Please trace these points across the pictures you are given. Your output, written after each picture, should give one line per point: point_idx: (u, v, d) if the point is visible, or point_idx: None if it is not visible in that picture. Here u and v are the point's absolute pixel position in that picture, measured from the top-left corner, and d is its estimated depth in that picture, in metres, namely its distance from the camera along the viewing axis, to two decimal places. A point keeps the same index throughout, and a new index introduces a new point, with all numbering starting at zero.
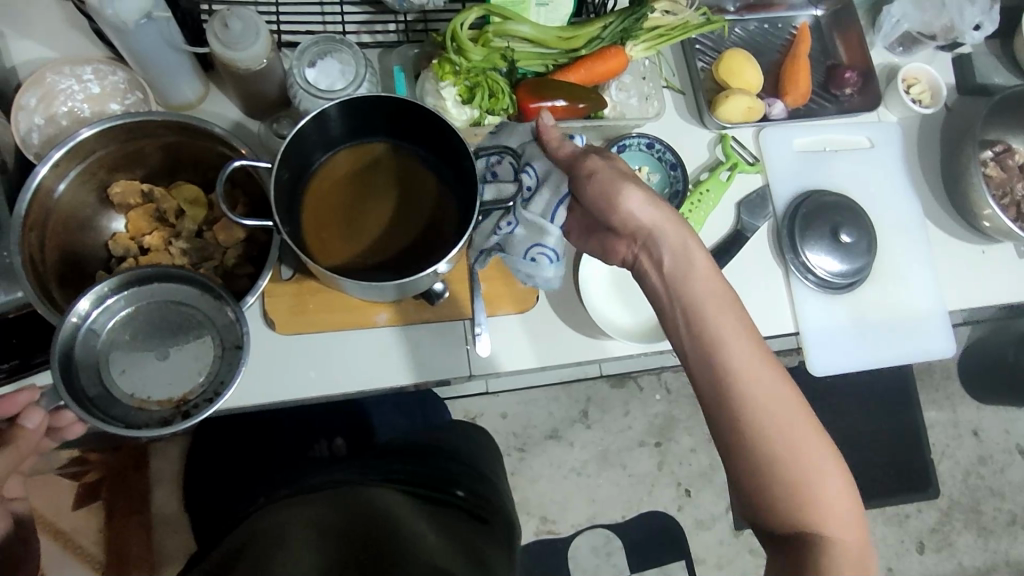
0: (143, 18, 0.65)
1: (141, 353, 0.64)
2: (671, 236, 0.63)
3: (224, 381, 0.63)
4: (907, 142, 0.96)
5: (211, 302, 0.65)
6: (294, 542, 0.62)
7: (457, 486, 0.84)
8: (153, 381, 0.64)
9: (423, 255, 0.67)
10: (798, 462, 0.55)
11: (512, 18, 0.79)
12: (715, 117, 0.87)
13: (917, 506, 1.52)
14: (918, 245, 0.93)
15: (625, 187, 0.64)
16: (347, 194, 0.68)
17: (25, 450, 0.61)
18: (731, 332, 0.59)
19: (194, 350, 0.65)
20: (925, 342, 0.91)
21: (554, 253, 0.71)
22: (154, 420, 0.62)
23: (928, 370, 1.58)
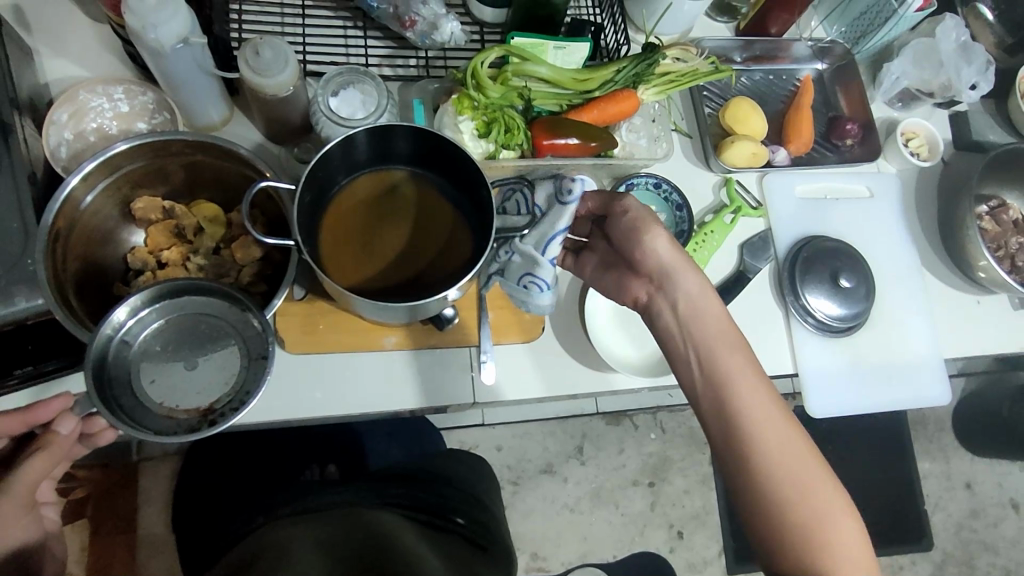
0: (179, 43, 0.68)
1: (170, 363, 0.65)
2: (692, 275, 0.65)
3: (249, 390, 0.64)
4: (904, 194, 0.99)
5: (237, 313, 0.67)
6: (306, 561, 0.62)
7: (454, 513, 0.84)
8: (181, 390, 0.65)
9: (437, 279, 0.69)
10: (805, 499, 0.57)
11: (531, 59, 0.82)
12: (721, 161, 0.90)
13: (909, 558, 1.51)
14: (916, 292, 0.95)
15: (654, 228, 0.66)
16: (366, 216, 0.70)
17: (56, 456, 0.61)
18: (742, 372, 0.61)
19: (221, 361, 0.66)
20: (921, 388, 0.92)
21: (542, 283, 0.71)
22: (178, 427, 0.63)
23: (921, 420, 1.59)
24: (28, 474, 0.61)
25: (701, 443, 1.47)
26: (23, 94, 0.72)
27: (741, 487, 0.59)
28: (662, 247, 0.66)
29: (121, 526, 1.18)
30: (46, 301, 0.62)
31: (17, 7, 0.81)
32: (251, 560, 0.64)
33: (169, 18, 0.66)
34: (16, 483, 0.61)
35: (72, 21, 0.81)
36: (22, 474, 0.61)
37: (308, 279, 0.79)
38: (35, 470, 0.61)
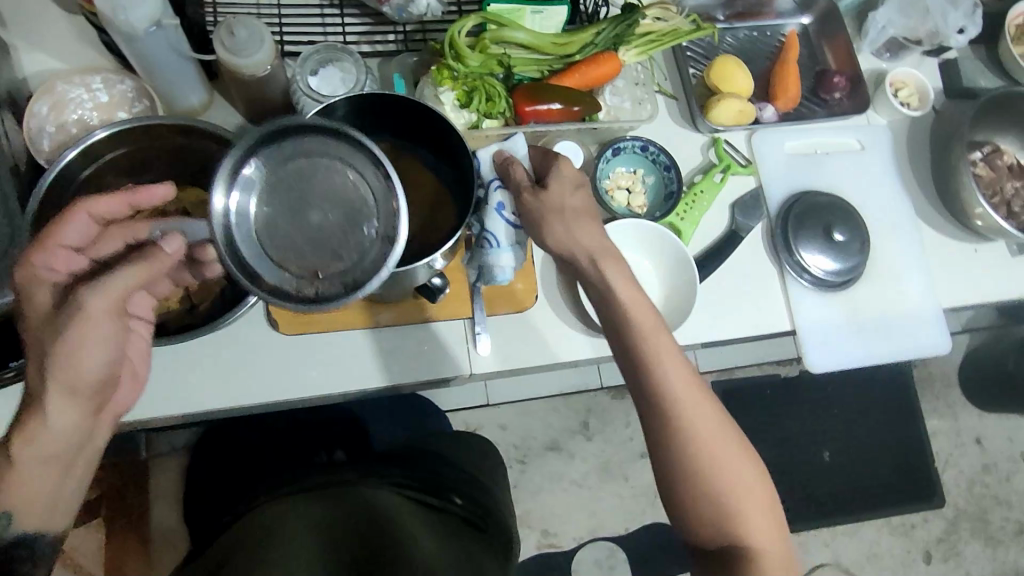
0: (151, 26, 0.67)
1: (295, 217, 0.58)
2: (598, 268, 0.65)
3: (368, 270, 0.57)
4: (895, 143, 0.98)
5: (372, 177, 0.59)
6: (296, 534, 0.64)
7: (452, 493, 0.83)
8: (300, 250, 0.57)
9: (425, 243, 0.69)
10: (722, 475, 0.62)
11: (508, 25, 0.81)
12: (708, 121, 0.89)
13: (922, 516, 1.51)
14: (913, 243, 0.94)
15: (576, 220, 0.66)
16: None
17: (156, 271, 0.57)
18: (665, 354, 0.63)
19: (344, 221, 0.58)
20: (919, 339, 0.92)
21: (495, 238, 0.70)
22: (286, 287, 0.57)
23: (928, 378, 1.58)
24: (125, 278, 0.55)
25: None
26: None
27: (662, 463, 0.63)
28: (584, 237, 0.65)
29: (133, 522, 1.19)
30: None
31: None
32: (237, 543, 0.64)
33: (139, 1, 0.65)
34: (110, 281, 0.54)
35: (47, 14, 0.81)
36: (117, 278, 0.55)
37: None
38: (130, 277, 0.55)
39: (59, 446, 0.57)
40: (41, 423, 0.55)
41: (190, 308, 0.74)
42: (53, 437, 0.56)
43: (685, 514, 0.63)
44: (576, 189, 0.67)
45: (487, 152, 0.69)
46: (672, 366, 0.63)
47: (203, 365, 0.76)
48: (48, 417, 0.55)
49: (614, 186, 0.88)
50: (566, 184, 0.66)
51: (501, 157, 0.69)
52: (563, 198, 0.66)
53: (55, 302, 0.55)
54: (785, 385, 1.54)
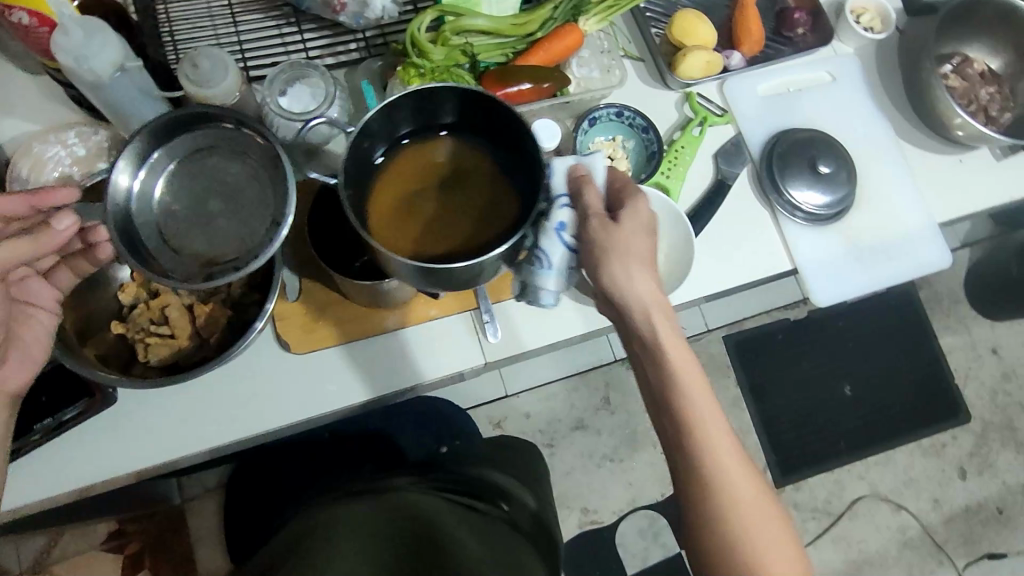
0: (116, 71, 0.68)
1: (196, 207, 0.64)
2: (648, 321, 0.64)
3: (254, 254, 0.61)
4: (865, 68, 0.99)
5: (261, 160, 0.63)
6: (342, 548, 0.63)
7: (502, 498, 0.84)
8: (196, 237, 0.63)
9: (491, 242, 0.64)
10: (741, 513, 0.61)
11: (465, 14, 0.81)
12: (677, 77, 0.90)
13: (950, 434, 1.52)
14: (898, 164, 0.95)
15: (627, 258, 0.64)
16: (410, 193, 0.67)
17: (46, 246, 0.59)
18: (691, 380, 0.63)
19: (237, 207, 0.63)
20: (919, 256, 0.93)
21: (548, 261, 0.68)
22: (177, 272, 0.61)
23: (935, 297, 1.59)
24: (7, 251, 0.57)
25: (723, 367, 1.51)
26: None
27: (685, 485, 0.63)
28: (636, 278, 0.64)
29: (179, 566, 1.24)
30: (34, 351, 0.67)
31: None
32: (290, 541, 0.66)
33: (99, 48, 0.65)
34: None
35: (11, 79, 0.81)
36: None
37: (299, 278, 0.80)
38: (12, 251, 0.58)
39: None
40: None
41: (202, 343, 0.75)
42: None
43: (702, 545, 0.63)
44: (643, 232, 0.66)
45: (563, 163, 0.68)
46: (700, 398, 0.62)
47: (222, 395, 0.77)
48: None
49: None
50: (634, 225, 0.66)
51: (574, 173, 0.68)
52: (626, 241, 0.65)
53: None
54: (796, 327, 1.55)
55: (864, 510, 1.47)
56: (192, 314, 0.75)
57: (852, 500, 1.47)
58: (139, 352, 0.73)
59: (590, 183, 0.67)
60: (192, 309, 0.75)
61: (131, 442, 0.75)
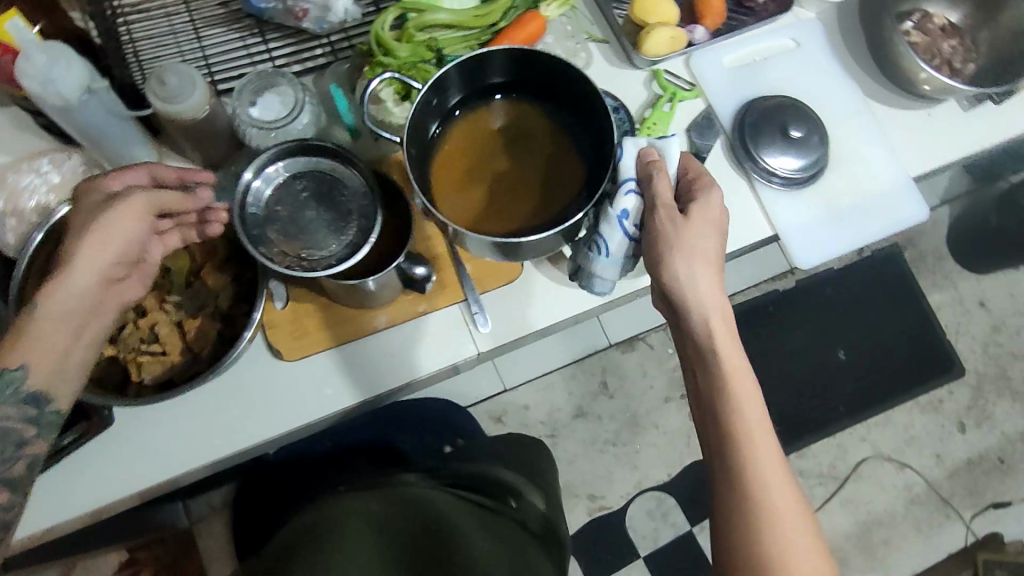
0: (83, 93, 0.68)
1: (296, 213, 0.72)
2: (704, 317, 0.66)
3: (342, 259, 0.70)
4: (827, 32, 1.00)
5: (358, 186, 0.73)
6: (354, 535, 0.63)
7: (510, 496, 0.85)
8: (294, 237, 0.72)
9: (564, 200, 0.75)
10: (760, 483, 0.60)
11: (427, 10, 0.83)
12: (643, 55, 0.90)
13: (946, 389, 1.54)
14: (868, 123, 0.96)
15: (689, 254, 0.66)
16: (476, 161, 0.77)
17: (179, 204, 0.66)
18: (730, 354, 0.65)
19: (330, 218, 0.72)
20: (896, 212, 0.94)
21: (608, 247, 0.74)
22: (275, 259, 0.70)
23: (919, 256, 1.61)
24: (159, 197, 0.65)
25: None
26: None
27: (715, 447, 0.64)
28: (699, 275, 0.66)
29: None
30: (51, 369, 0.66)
31: None
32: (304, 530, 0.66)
33: (65, 72, 0.66)
34: (137, 196, 0.63)
35: None
36: (151, 196, 0.64)
37: (286, 286, 0.80)
38: (160, 199, 0.65)
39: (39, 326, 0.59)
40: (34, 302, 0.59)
41: (194, 357, 0.75)
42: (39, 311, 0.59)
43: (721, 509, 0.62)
44: (711, 229, 0.68)
45: (635, 145, 0.70)
46: (741, 383, 0.64)
47: (218, 408, 0.77)
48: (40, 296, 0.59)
49: None
50: (705, 225, 0.68)
51: (645, 160, 0.70)
52: (697, 241, 0.67)
53: (98, 204, 0.64)
54: (785, 297, 1.56)
55: (868, 471, 1.48)
56: (181, 329, 0.75)
57: (855, 462, 1.49)
58: (132, 372, 0.73)
59: (663, 175, 0.69)
60: (182, 324, 0.75)
61: (132, 462, 0.75)
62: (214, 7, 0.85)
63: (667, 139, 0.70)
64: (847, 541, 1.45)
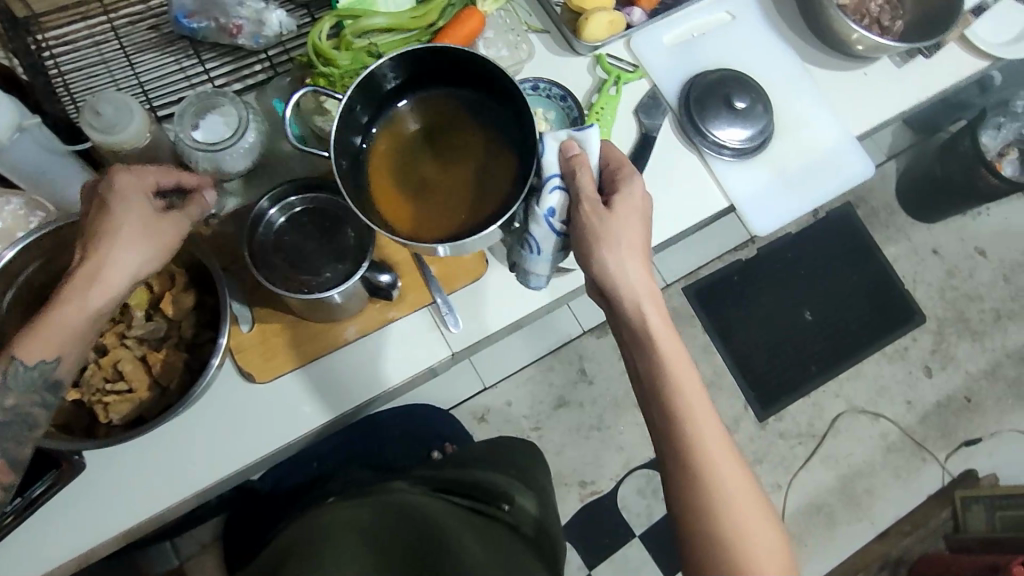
0: (14, 132, 0.66)
1: (298, 244, 0.73)
2: (637, 308, 0.65)
3: (330, 289, 0.71)
4: (760, 2, 1.02)
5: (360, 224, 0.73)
6: (346, 547, 0.64)
7: (502, 500, 0.85)
8: (291, 266, 0.72)
9: (501, 189, 0.69)
10: (710, 453, 0.61)
11: (363, 15, 0.82)
12: (584, 42, 0.91)
13: (910, 337, 1.59)
14: (807, 87, 0.98)
15: (616, 246, 0.65)
16: (403, 164, 0.71)
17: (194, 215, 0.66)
18: (665, 334, 0.65)
19: (329, 252, 0.73)
20: (843, 171, 0.96)
21: (539, 245, 0.72)
22: (271, 281, 0.71)
23: (871, 212, 1.66)
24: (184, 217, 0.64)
25: (687, 317, 1.54)
26: None
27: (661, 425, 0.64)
28: (629, 267, 0.65)
29: None
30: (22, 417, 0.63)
31: None
32: (293, 544, 0.67)
33: None
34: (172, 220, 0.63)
35: None
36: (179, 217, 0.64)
37: (250, 309, 0.79)
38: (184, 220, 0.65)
39: (78, 332, 0.61)
40: (78, 309, 0.60)
41: (163, 391, 0.74)
42: (83, 317, 0.60)
43: (673, 481, 0.62)
44: (636, 219, 0.67)
45: (556, 137, 0.67)
46: (681, 373, 0.64)
47: (194, 439, 0.76)
48: (83, 308, 0.60)
49: None
50: (631, 213, 0.66)
51: (568, 155, 0.67)
52: (624, 231, 0.66)
53: (140, 212, 0.61)
54: (749, 266, 1.59)
55: (845, 425, 1.52)
56: (146, 364, 0.73)
57: (832, 418, 1.52)
58: (100, 414, 0.71)
59: (585, 166, 0.66)
60: (146, 360, 0.73)
61: (110, 503, 0.74)
62: (145, 31, 0.82)
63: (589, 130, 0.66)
64: (832, 495, 1.49)
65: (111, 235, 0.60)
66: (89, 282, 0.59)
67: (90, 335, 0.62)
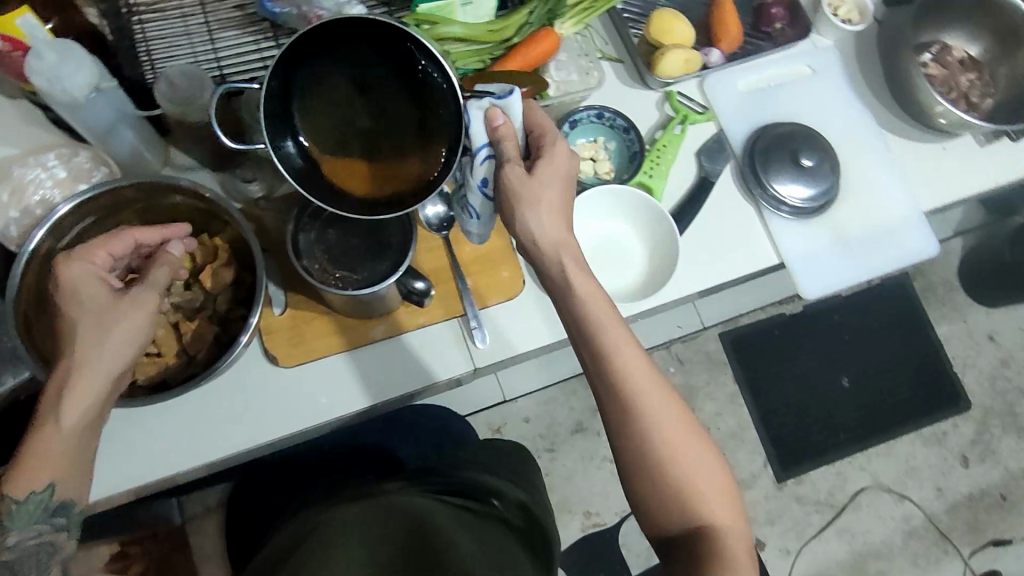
0: (92, 91, 0.68)
1: (343, 237, 0.74)
2: (562, 269, 0.64)
3: (376, 284, 0.71)
4: (845, 61, 0.99)
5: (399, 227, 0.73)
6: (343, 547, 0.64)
7: (491, 495, 0.83)
8: (336, 259, 0.73)
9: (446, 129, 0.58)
10: (672, 445, 0.59)
11: (441, 22, 0.81)
12: (656, 76, 0.90)
13: (951, 422, 1.52)
14: (881, 155, 0.95)
15: (538, 207, 0.63)
16: (329, 136, 0.60)
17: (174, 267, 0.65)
18: (601, 313, 0.63)
19: (370, 248, 0.73)
20: (905, 245, 0.93)
21: (476, 210, 0.69)
22: (313, 272, 0.72)
23: (929, 287, 1.59)
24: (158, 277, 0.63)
25: (720, 363, 1.50)
26: None
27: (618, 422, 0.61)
28: (549, 226, 0.64)
29: None
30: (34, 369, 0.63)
31: None
32: (297, 545, 0.67)
33: (74, 71, 0.66)
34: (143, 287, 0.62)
35: None
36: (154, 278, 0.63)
37: (285, 292, 0.80)
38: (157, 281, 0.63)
39: (68, 450, 0.59)
40: (56, 428, 0.58)
41: (189, 359, 0.75)
42: (65, 433, 0.58)
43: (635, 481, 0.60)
44: (560, 181, 0.64)
45: (479, 106, 0.59)
46: (626, 352, 0.62)
47: (213, 410, 0.77)
48: (62, 421, 0.58)
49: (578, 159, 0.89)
50: (554, 174, 0.64)
51: (491, 125, 0.60)
52: (546, 195, 0.63)
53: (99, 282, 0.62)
54: (791, 322, 1.54)
55: (867, 501, 1.46)
56: (178, 331, 0.75)
57: (854, 492, 1.47)
58: None
59: (510, 129, 0.60)
60: (178, 327, 0.75)
61: (121, 457, 0.75)
62: (230, 8, 0.84)
63: (511, 95, 0.60)
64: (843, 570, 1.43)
65: (82, 331, 0.59)
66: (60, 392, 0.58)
67: (88, 446, 0.60)
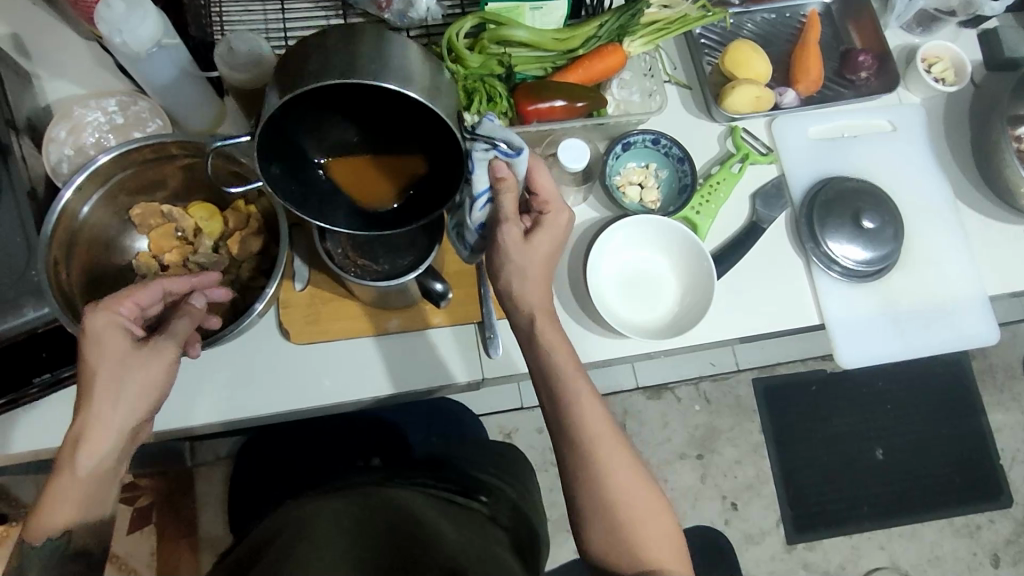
0: (153, 46, 0.70)
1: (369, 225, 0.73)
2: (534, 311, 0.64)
3: (393, 277, 0.70)
4: (931, 124, 0.92)
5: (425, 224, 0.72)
6: (327, 538, 0.62)
7: (480, 492, 0.81)
8: (361, 246, 0.73)
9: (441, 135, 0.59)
10: (614, 483, 0.61)
11: (507, 24, 0.80)
12: (723, 110, 0.86)
13: (988, 516, 1.42)
14: (953, 229, 0.88)
15: (524, 256, 0.63)
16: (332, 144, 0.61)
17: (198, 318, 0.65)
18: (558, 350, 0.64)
19: (396, 241, 0.72)
20: (967, 329, 0.86)
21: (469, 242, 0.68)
22: (335, 254, 0.72)
23: (989, 369, 1.49)
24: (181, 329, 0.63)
25: (748, 411, 1.45)
26: (23, 117, 0.75)
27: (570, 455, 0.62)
28: (525, 281, 0.65)
29: (183, 530, 1.28)
30: (53, 309, 0.62)
31: (16, 36, 0.83)
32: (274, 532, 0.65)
33: (141, 25, 0.67)
34: (166, 340, 0.62)
35: (68, 42, 0.84)
36: (178, 328, 0.63)
37: (306, 270, 0.80)
38: (180, 332, 0.63)
39: (86, 493, 0.60)
40: (72, 475, 0.59)
41: None
42: (81, 481, 0.59)
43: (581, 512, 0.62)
44: (553, 244, 0.65)
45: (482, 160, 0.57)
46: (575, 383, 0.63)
47: (220, 371, 0.78)
48: (77, 470, 0.59)
49: (625, 183, 0.86)
50: (548, 242, 0.65)
51: (494, 175, 0.58)
52: (532, 260, 0.64)
53: (126, 333, 0.61)
54: (831, 381, 1.47)
55: None
56: None
57: (868, 570, 1.39)
58: None
59: (513, 186, 0.59)
60: None
61: None
62: None
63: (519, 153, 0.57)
64: None
65: (104, 381, 0.59)
66: (77, 441, 0.58)
67: (100, 495, 0.61)
